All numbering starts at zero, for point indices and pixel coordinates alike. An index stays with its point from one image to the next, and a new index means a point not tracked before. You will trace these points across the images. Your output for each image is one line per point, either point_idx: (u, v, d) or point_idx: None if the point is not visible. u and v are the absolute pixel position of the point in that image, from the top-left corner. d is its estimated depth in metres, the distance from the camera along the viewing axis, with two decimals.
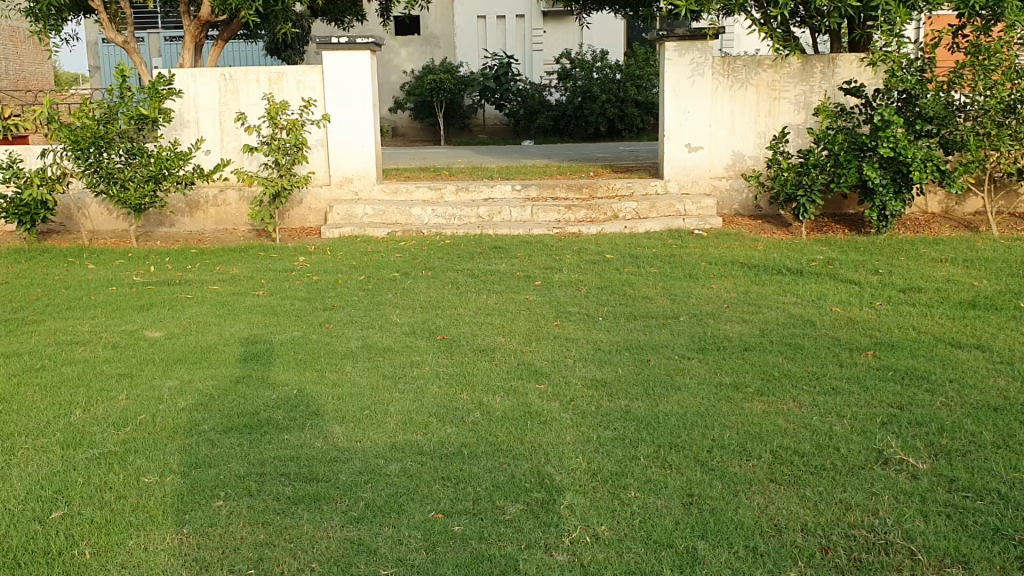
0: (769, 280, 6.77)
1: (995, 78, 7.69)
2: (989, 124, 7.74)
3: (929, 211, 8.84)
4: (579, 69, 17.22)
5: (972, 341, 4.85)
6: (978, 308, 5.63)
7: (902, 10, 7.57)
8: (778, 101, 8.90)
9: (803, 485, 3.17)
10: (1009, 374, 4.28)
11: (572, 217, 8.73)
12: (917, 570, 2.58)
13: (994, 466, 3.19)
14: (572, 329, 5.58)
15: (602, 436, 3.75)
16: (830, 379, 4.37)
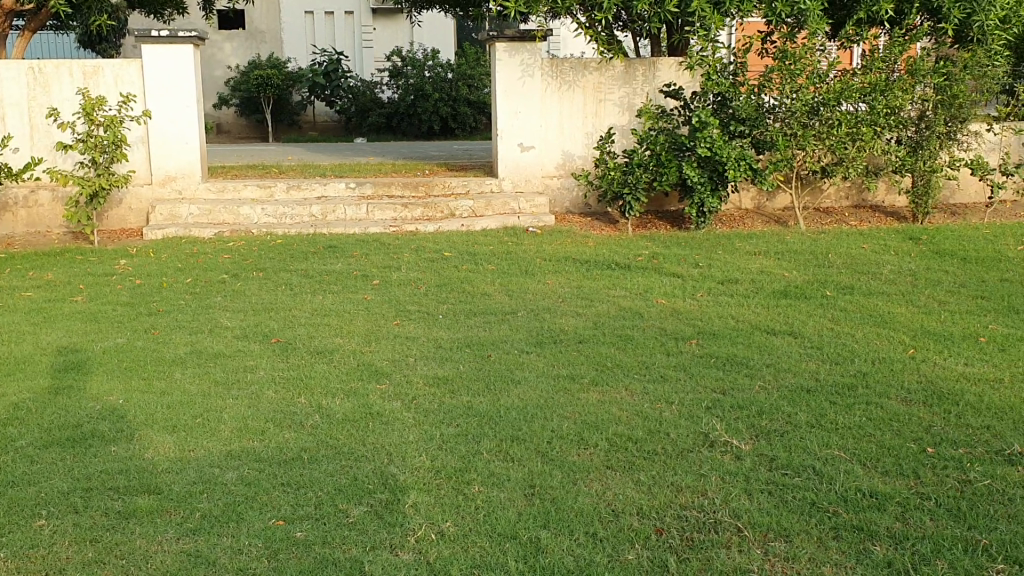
0: (600, 275, 6.98)
1: (800, 82, 8.24)
2: (795, 125, 8.30)
3: (743, 207, 9.37)
4: (410, 67, 17.19)
5: (785, 328, 5.19)
6: (789, 297, 6.02)
7: (717, 17, 7.98)
8: (604, 102, 9.20)
9: (637, 471, 3.30)
10: (819, 357, 4.60)
11: (408, 215, 8.71)
12: (743, 545, 2.73)
13: (808, 444, 3.42)
14: (410, 328, 5.59)
15: (444, 433, 3.78)
16: (659, 368, 4.57)
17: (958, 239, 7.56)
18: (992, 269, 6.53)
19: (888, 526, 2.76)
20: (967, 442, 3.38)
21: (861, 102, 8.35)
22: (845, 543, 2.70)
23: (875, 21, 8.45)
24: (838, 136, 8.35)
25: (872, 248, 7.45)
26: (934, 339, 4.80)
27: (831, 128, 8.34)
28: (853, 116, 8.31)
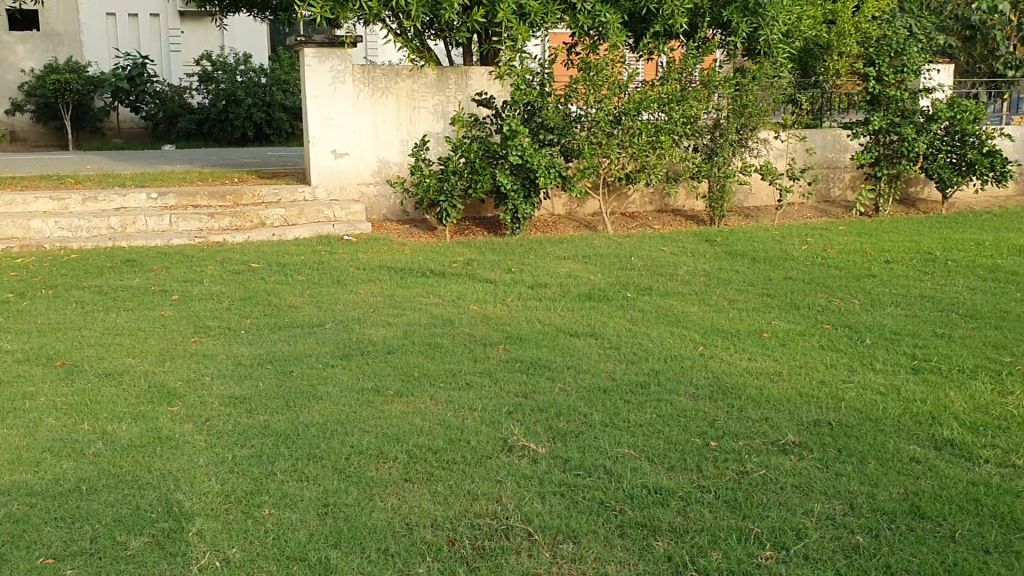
0: (413, 283, 6.94)
1: (604, 92, 8.50)
2: (600, 134, 8.55)
3: (556, 213, 9.58)
4: (221, 72, 16.63)
5: (588, 330, 5.32)
6: (593, 299, 6.19)
7: (523, 28, 8.07)
8: (417, 110, 9.18)
9: (434, 482, 3.27)
10: (617, 357, 4.74)
11: (215, 225, 8.38)
12: (533, 549, 2.76)
13: (601, 445, 3.50)
14: (211, 345, 5.35)
15: (237, 455, 3.63)
16: (464, 375, 4.57)
17: (750, 240, 8.02)
18: (778, 267, 6.96)
19: (670, 521, 2.86)
20: (748, 434, 3.55)
21: (660, 112, 8.71)
22: (629, 540, 2.77)
23: (671, 34, 8.81)
24: (640, 144, 8.68)
25: (673, 250, 7.78)
26: (724, 335, 5.04)
27: (634, 137, 8.65)
28: (652, 126, 8.67)
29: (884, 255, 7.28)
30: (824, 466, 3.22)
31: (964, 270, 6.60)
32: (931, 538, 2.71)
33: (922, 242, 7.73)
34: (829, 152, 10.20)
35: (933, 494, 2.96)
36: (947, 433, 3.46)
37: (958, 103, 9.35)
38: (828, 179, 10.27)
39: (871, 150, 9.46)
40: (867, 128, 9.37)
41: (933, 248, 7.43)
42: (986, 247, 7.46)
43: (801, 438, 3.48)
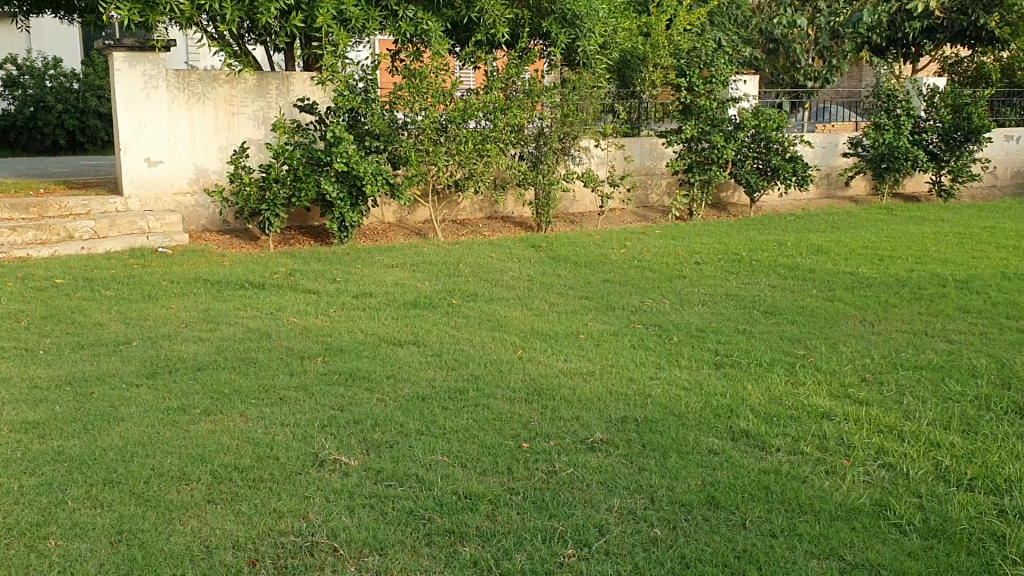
0: (232, 296, 6.71)
1: (428, 100, 8.46)
2: (427, 141, 8.51)
3: (385, 220, 9.48)
4: (28, 77, 15.61)
5: (410, 338, 5.27)
6: (418, 307, 6.16)
7: (343, 33, 7.91)
8: (236, 116, 8.88)
9: (239, 501, 3.15)
10: (437, 364, 4.72)
11: (19, 240, 7.71)
12: (338, 564, 2.70)
13: (415, 453, 3.47)
14: (4, 367, 4.98)
15: (24, 484, 3.37)
16: (279, 390, 4.43)
17: (573, 245, 8.20)
18: (598, 271, 7.15)
19: (477, 526, 2.86)
20: (559, 434, 3.61)
21: (485, 120, 8.78)
22: (436, 548, 2.76)
23: (494, 44, 8.88)
24: (466, 152, 8.69)
25: (498, 256, 7.86)
26: (542, 339, 5.12)
27: (460, 144, 8.66)
28: (479, 133, 8.71)
29: (695, 257, 7.60)
30: (629, 463, 3.31)
31: (767, 270, 6.98)
32: (724, 526, 2.84)
33: (732, 244, 8.13)
34: (646, 159, 10.58)
35: (727, 484, 3.10)
36: (744, 425, 3.63)
37: (762, 112, 9.89)
38: (646, 185, 10.65)
39: (684, 157, 9.90)
40: (681, 136, 9.79)
41: (741, 250, 7.83)
42: (788, 247, 7.93)
43: (608, 435, 3.56)
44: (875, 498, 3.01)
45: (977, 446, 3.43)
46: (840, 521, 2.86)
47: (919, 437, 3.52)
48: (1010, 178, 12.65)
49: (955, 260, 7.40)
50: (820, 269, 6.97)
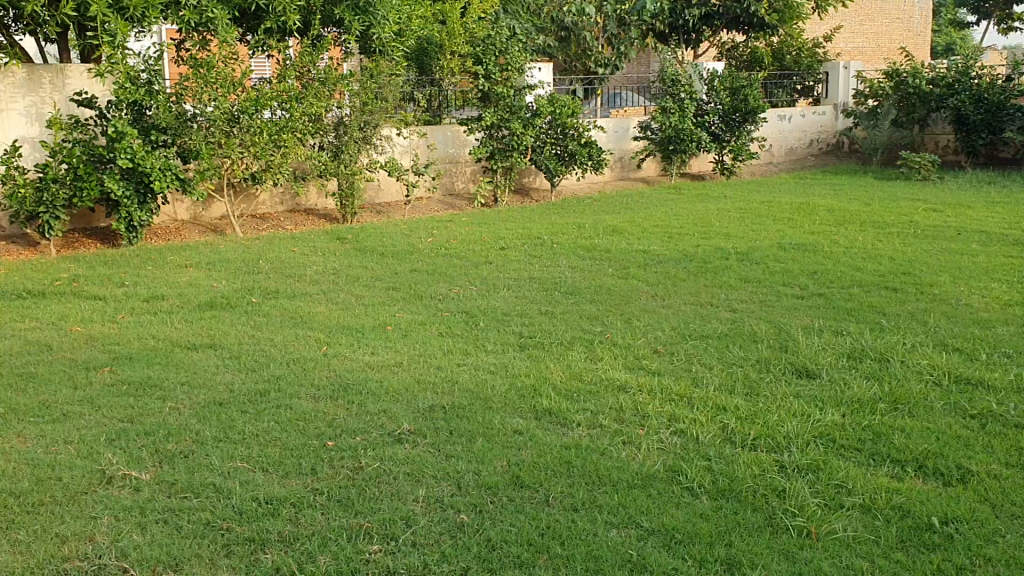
0: (6, 307, 6.18)
1: (218, 90, 8.03)
2: (218, 133, 8.10)
3: (179, 218, 8.99)
4: None
5: (206, 342, 5.02)
6: (215, 308, 5.89)
7: (121, 22, 7.32)
8: (5, 112, 8.06)
9: (16, 529, 2.90)
10: (236, 367, 4.53)
11: None
12: None
13: (212, 461, 3.31)
14: None
15: None
16: (61, 405, 4.11)
17: (377, 236, 8.11)
18: (403, 261, 7.11)
19: (279, 531, 2.77)
20: (365, 429, 3.55)
21: (280, 110, 8.49)
22: (236, 558, 2.65)
23: (285, 31, 8.46)
24: (261, 143, 8.37)
25: (301, 250, 7.65)
26: (347, 333, 5.03)
27: (254, 135, 8.31)
28: (273, 124, 8.40)
29: (499, 242, 7.71)
30: (434, 451, 3.31)
31: (567, 252, 7.16)
32: (528, 506, 2.88)
33: (534, 228, 8.29)
34: (449, 147, 10.53)
35: (531, 463, 3.15)
36: (546, 403, 3.71)
37: (558, 99, 10.16)
38: (450, 173, 10.64)
39: (485, 144, 9.98)
40: (481, 123, 9.85)
41: (542, 233, 7.99)
42: (586, 229, 8.17)
43: (415, 426, 3.54)
44: (669, 464, 3.15)
45: (759, 406, 3.66)
46: (636, 489, 2.97)
47: (708, 403, 3.71)
48: (785, 155, 13.57)
49: (737, 234, 7.87)
50: (616, 248, 7.23)
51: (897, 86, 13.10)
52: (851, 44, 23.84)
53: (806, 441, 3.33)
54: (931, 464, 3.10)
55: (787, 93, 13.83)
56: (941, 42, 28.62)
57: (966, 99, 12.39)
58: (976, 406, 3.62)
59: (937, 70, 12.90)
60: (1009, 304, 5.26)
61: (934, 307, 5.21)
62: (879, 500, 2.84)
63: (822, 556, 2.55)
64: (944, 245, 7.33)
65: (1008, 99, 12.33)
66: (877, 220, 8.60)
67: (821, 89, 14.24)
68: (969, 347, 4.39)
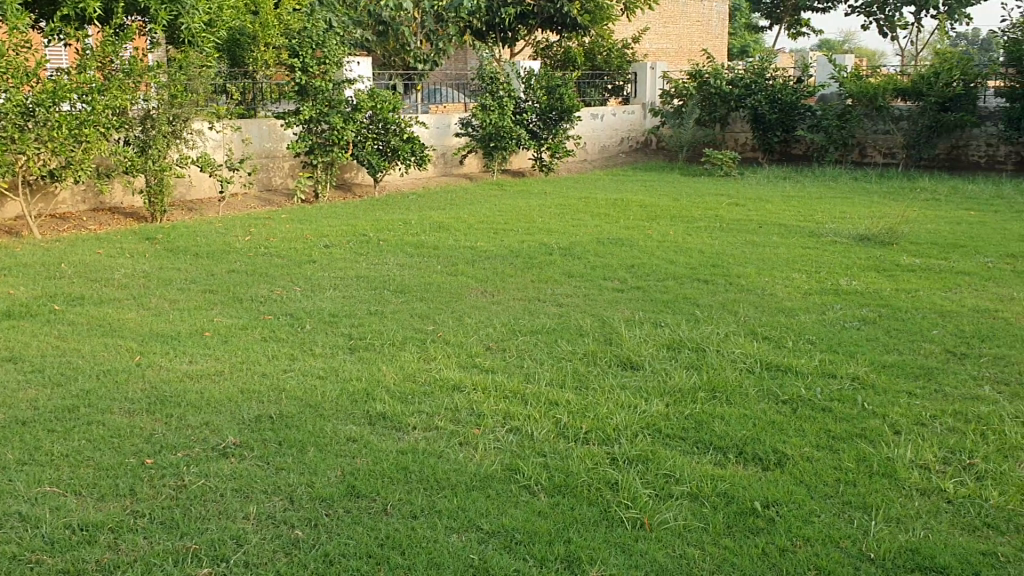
0: None
1: (8, 81, 7.35)
2: (10, 128, 7.43)
3: None
4: None
5: (3, 354, 4.62)
6: (13, 316, 5.42)
7: None
8: None
9: None
10: (40, 381, 4.19)
11: None
12: None
13: (17, 487, 3.05)
14: None
15: None
16: None
17: (191, 235, 7.74)
18: (220, 261, 6.81)
19: (96, 561, 2.59)
20: (187, 444, 3.37)
21: (81, 103, 7.92)
22: None
23: (84, 18, 7.84)
24: (60, 138, 7.78)
25: (106, 252, 7.19)
26: (163, 341, 4.76)
27: (51, 130, 7.70)
28: (74, 118, 7.81)
29: (321, 240, 7.53)
30: (265, 463, 3.18)
31: (392, 249, 7.08)
32: (365, 516, 2.81)
33: (357, 225, 8.16)
34: (266, 141, 10.19)
35: (366, 471, 3.09)
36: (379, 407, 3.65)
37: (378, 94, 10.02)
38: (267, 168, 10.28)
39: (304, 139, 9.73)
40: (300, 118, 9.57)
41: (365, 231, 7.87)
42: (410, 226, 8.11)
43: (242, 438, 3.39)
44: (505, 464, 3.16)
45: (588, 400, 3.73)
46: (474, 491, 2.96)
47: (540, 399, 3.75)
48: (599, 152, 13.98)
49: (557, 229, 8.03)
50: (441, 245, 7.21)
51: (700, 87, 13.76)
52: (656, 45, 24.81)
53: (635, 432, 3.42)
54: (750, 450, 3.26)
55: (599, 92, 14.25)
56: (737, 44, 30.32)
57: (761, 100, 13.19)
58: (786, 391, 3.83)
59: (735, 71, 13.64)
60: (808, 293, 5.62)
61: (742, 297, 5.49)
62: (706, 487, 2.95)
63: (656, 546, 2.63)
64: (747, 237, 7.76)
65: (799, 99, 13.20)
66: (686, 215, 9.00)
67: (630, 88, 14.80)
68: (777, 335, 4.65)
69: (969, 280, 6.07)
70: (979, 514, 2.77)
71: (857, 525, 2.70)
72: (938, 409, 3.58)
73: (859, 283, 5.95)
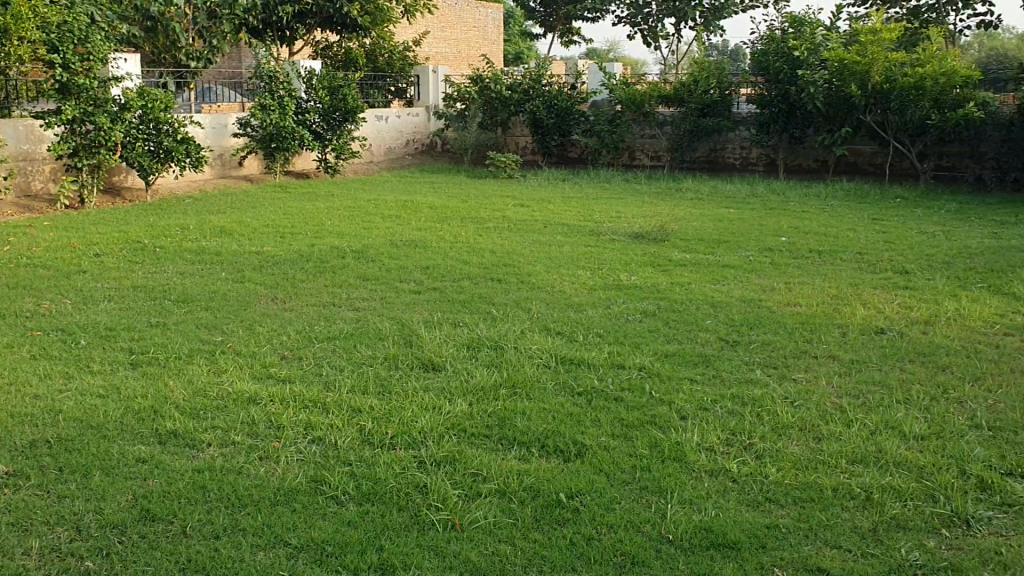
0: None
1: None
2: None
3: None
4: None
5: None
6: None
7: None
8: None
9: None
10: None
11: None
12: None
13: None
14: None
15: None
16: None
17: None
18: None
19: None
20: None
21: None
22: None
23: None
24: None
25: None
26: None
27: None
28: None
29: (93, 248, 7.03)
30: (45, 492, 2.94)
31: (172, 257, 6.73)
32: (162, 541, 2.66)
33: (131, 231, 7.68)
34: (23, 143, 9.35)
35: (161, 493, 2.92)
36: (170, 425, 3.46)
37: (148, 92, 9.57)
38: (25, 172, 9.43)
39: (66, 140, 9.00)
40: (61, 117, 8.80)
41: (142, 237, 7.43)
42: (192, 231, 7.76)
43: (15, 467, 3.12)
44: (309, 475, 3.08)
45: (391, 405, 3.70)
46: (279, 506, 2.87)
47: (341, 406, 3.68)
48: (384, 154, 13.93)
49: (347, 232, 7.92)
50: (226, 251, 6.92)
51: (481, 91, 14.05)
52: (435, 49, 24.98)
53: (440, 434, 3.42)
54: (551, 442, 3.32)
55: (381, 94, 14.19)
56: (511, 50, 31.13)
57: (539, 105, 13.61)
58: (581, 384, 3.94)
59: (513, 77, 14.00)
60: (594, 289, 5.85)
61: (534, 295, 5.64)
62: (512, 483, 2.99)
63: (467, 547, 2.64)
64: (534, 237, 7.98)
65: (574, 105, 13.74)
66: (474, 216, 9.13)
67: (413, 91, 14.84)
68: (569, 330, 4.80)
69: (734, 273, 6.53)
70: (761, 490, 2.94)
71: (655, 509, 2.82)
72: (718, 394, 3.82)
73: (639, 277, 6.27)
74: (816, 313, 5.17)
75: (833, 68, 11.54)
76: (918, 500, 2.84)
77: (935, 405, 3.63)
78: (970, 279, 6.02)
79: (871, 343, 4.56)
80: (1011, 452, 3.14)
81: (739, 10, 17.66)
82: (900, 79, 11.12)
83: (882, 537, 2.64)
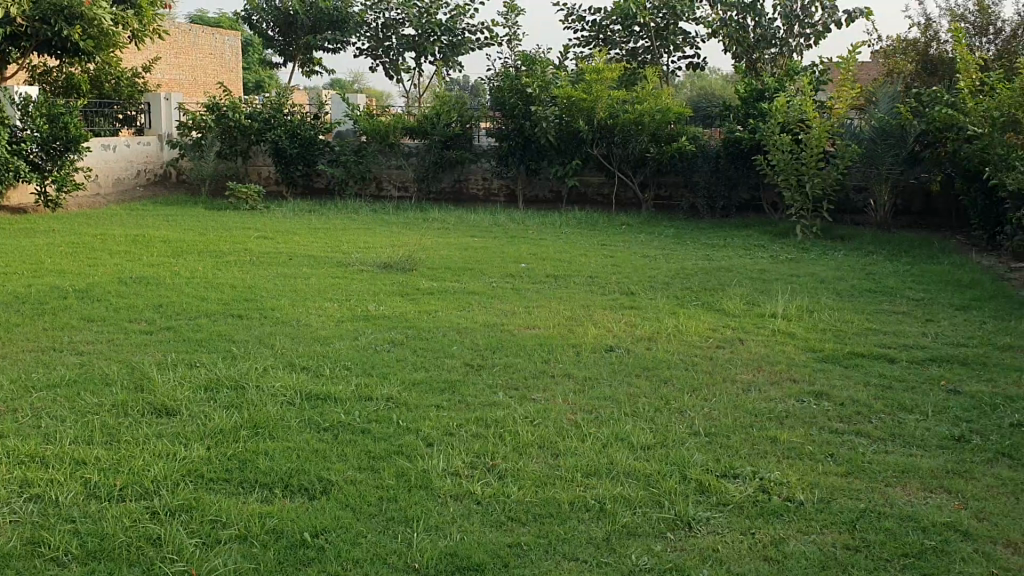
0: None
1: None
2: None
3: None
4: None
5: None
6: None
7: None
8: None
9: None
10: None
11: None
12: None
13: None
14: None
15: None
16: None
17: None
18: None
19: None
20: None
21: None
22: None
23: None
24: None
25: None
26: None
27: None
28: None
29: None
30: None
31: None
32: None
33: None
34: None
35: None
36: None
37: None
38: None
39: None
40: None
41: None
42: None
43: None
44: (27, 538, 2.82)
45: (119, 455, 3.46)
46: None
47: (63, 460, 3.40)
48: (112, 186, 13.08)
49: (71, 270, 7.34)
50: None
51: (218, 120, 13.47)
52: (168, 75, 23.78)
53: (175, 482, 3.23)
54: (295, 481, 3.23)
55: (108, 122, 13.36)
56: (251, 79, 30.27)
57: (281, 134, 13.33)
58: (326, 419, 3.87)
59: (252, 106, 13.60)
60: (340, 321, 5.78)
61: (278, 330, 5.50)
62: (253, 527, 2.88)
63: None
64: (278, 270, 7.78)
65: (317, 135, 13.61)
66: (214, 250, 8.77)
67: (145, 119, 14.15)
68: (314, 364, 4.72)
69: (477, 299, 6.71)
70: (504, 511, 3.02)
71: (400, 539, 2.82)
72: (462, 419, 3.89)
73: (386, 307, 6.29)
74: (553, 335, 5.41)
75: (562, 104, 12.21)
76: (647, 506, 3.03)
77: (659, 416, 3.89)
78: (688, 298, 6.54)
79: (602, 361, 4.83)
80: (725, 455, 3.43)
81: (476, 47, 18.22)
82: (622, 115, 11.95)
83: (615, 545, 2.79)
